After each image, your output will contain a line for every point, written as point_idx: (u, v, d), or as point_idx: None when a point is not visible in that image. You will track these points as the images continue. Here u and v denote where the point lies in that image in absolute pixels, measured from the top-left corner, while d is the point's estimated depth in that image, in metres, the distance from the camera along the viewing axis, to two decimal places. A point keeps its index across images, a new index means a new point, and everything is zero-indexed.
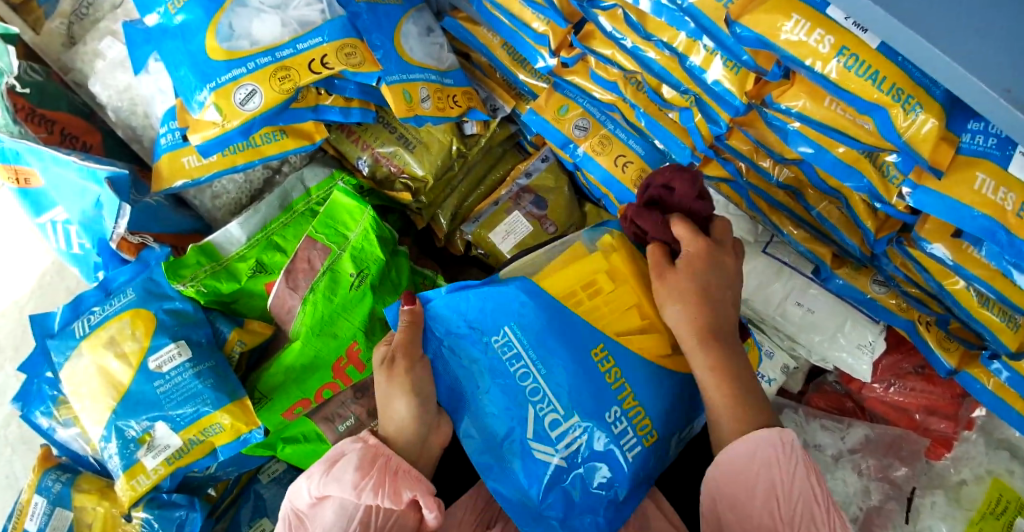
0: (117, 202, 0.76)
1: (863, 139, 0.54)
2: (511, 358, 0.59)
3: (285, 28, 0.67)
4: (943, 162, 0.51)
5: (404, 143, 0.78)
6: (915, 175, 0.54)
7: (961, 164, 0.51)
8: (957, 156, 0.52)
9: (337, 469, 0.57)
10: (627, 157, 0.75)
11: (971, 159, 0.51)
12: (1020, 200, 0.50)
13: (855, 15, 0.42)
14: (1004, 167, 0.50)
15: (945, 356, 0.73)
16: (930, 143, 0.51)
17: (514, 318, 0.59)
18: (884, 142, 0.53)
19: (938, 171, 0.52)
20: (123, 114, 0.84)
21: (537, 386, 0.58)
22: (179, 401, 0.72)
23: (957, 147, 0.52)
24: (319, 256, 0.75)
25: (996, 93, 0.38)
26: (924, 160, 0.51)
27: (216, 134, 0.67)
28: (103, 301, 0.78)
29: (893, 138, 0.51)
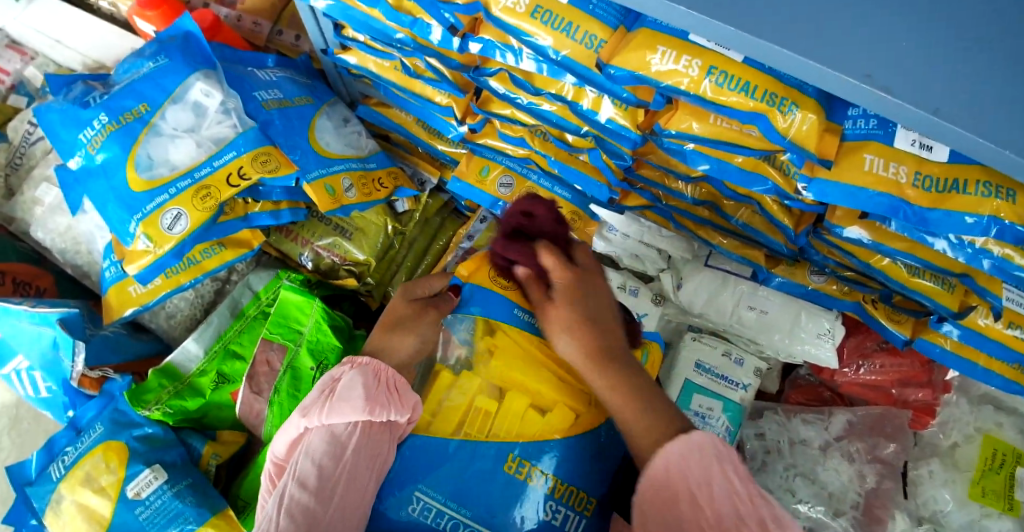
0: (71, 340, 0.78)
1: (753, 146, 0.58)
2: (435, 518, 0.57)
3: (201, 149, 0.70)
4: (830, 151, 0.55)
5: (341, 232, 0.80)
6: (808, 170, 0.57)
7: (847, 149, 0.55)
8: (844, 142, 0.55)
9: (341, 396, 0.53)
10: (555, 204, 0.78)
11: (857, 143, 0.55)
12: (910, 171, 0.54)
13: (715, 37, 0.44)
14: (889, 143, 0.54)
15: (898, 328, 0.75)
16: (813, 138, 0.54)
17: (418, 468, 0.58)
18: (772, 144, 0.57)
19: (827, 162, 0.55)
20: (68, 254, 0.86)
21: (470, 522, 0.57)
22: (163, 524, 0.72)
23: (842, 134, 0.55)
24: (277, 356, 0.75)
25: (859, 80, 0.41)
26: (813, 154, 0.54)
27: (149, 261, 0.69)
28: (74, 440, 0.79)
29: (778, 140, 0.54)
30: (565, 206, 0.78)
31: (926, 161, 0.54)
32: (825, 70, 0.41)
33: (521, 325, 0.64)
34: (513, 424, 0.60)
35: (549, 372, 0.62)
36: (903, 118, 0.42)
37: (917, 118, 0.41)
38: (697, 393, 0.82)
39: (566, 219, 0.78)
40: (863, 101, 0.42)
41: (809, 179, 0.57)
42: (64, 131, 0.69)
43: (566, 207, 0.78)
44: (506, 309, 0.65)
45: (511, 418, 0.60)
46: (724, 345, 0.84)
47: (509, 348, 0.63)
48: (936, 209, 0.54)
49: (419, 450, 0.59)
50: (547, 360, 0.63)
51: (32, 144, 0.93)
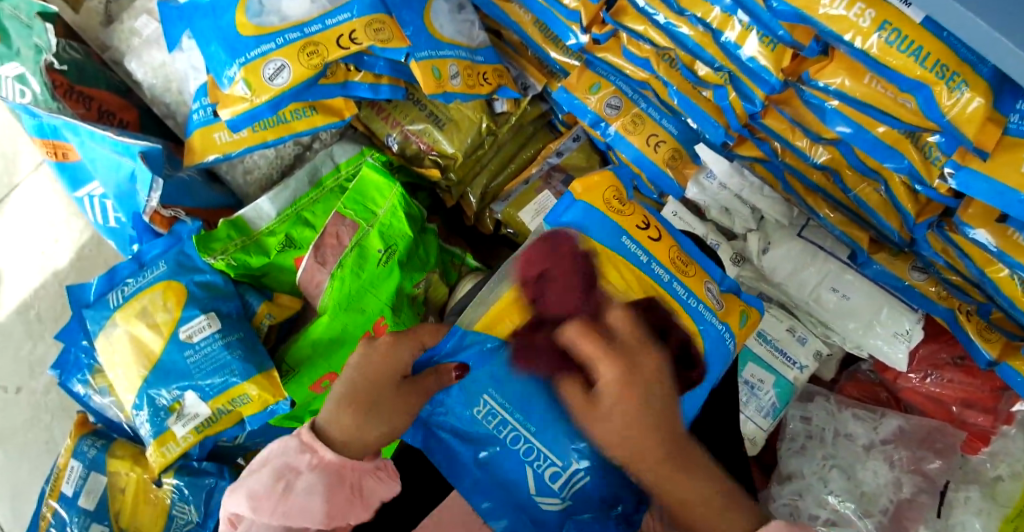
0: (150, 177, 0.78)
1: (904, 119, 0.52)
2: (498, 427, 0.53)
3: (314, 4, 0.67)
4: (989, 142, 0.49)
5: (434, 120, 0.77)
6: (959, 155, 0.52)
7: (1006, 146, 0.49)
8: (1004, 137, 0.49)
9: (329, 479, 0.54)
10: (659, 137, 0.74)
11: (1019, 141, 0.49)
12: None
13: None
14: None
15: (986, 348, 0.70)
16: (975, 124, 0.48)
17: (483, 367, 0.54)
18: (927, 122, 0.51)
19: (984, 152, 0.50)
20: (158, 91, 0.85)
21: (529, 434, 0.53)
22: (208, 371, 0.74)
23: (1004, 128, 0.49)
24: (348, 232, 0.74)
25: None
26: (969, 141, 0.49)
27: (245, 109, 0.67)
28: (136, 273, 0.80)
29: (936, 117, 0.49)
30: (668, 141, 0.74)
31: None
32: (1001, 41, 0.35)
33: (622, 252, 0.56)
34: None
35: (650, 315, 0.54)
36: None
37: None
38: (752, 362, 0.81)
39: (667, 155, 0.74)
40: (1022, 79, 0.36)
41: (958, 166, 0.52)
42: None
43: (669, 142, 0.74)
44: (613, 235, 0.57)
45: None
46: (791, 321, 0.81)
47: (604, 273, 0.54)
48: None
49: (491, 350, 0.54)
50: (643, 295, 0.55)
51: None
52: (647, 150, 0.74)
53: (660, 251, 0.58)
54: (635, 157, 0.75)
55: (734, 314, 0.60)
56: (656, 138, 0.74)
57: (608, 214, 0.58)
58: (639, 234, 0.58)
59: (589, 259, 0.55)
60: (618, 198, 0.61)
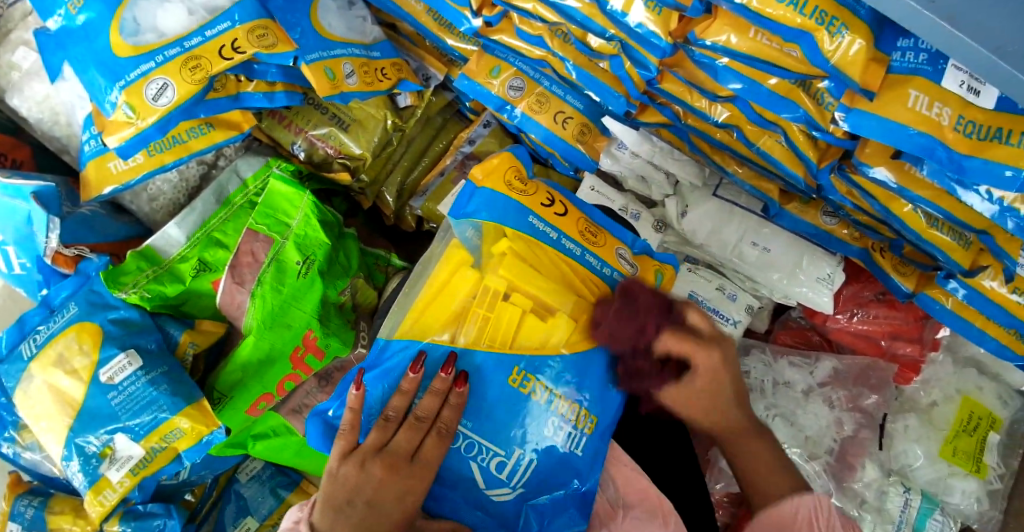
0: (47, 218, 0.74)
1: (791, 68, 0.53)
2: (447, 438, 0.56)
3: (192, 17, 0.64)
4: (875, 82, 0.51)
5: (337, 123, 0.76)
6: (847, 99, 0.53)
7: (892, 83, 0.51)
8: (889, 74, 0.51)
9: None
10: (566, 113, 0.75)
11: (902, 77, 0.50)
12: (955, 114, 0.50)
13: None
14: (936, 82, 0.50)
15: (902, 280, 0.73)
16: (859, 65, 0.50)
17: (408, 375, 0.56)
18: (814, 69, 0.52)
19: (870, 93, 0.51)
20: (46, 125, 0.81)
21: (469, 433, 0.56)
22: (135, 411, 0.70)
23: (888, 66, 0.51)
24: (262, 248, 0.72)
25: (922, 6, 0.35)
26: (855, 83, 0.50)
27: (132, 134, 0.64)
28: (48, 319, 0.76)
29: (820, 63, 0.50)
30: (576, 117, 0.75)
31: (971, 105, 0.50)
32: None
33: (533, 232, 0.60)
34: (512, 330, 0.56)
35: (568, 288, 0.59)
36: (962, 58, 0.35)
37: (979, 60, 0.35)
38: None
39: (575, 131, 0.75)
40: (921, 31, 0.36)
41: (848, 109, 0.53)
42: None
43: (577, 117, 0.75)
44: (520, 216, 0.60)
45: (511, 326, 0.56)
46: (720, 280, 0.82)
47: (521, 251, 0.58)
48: (974, 157, 0.51)
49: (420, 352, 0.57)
50: (559, 269, 0.59)
51: (9, 6, 0.84)
52: (555, 127, 0.74)
53: (568, 226, 0.63)
54: (545, 137, 0.75)
55: (650, 274, 0.65)
56: (563, 115, 0.75)
57: (510, 197, 0.61)
58: (544, 211, 0.62)
59: (504, 241, 0.58)
60: (518, 177, 0.64)
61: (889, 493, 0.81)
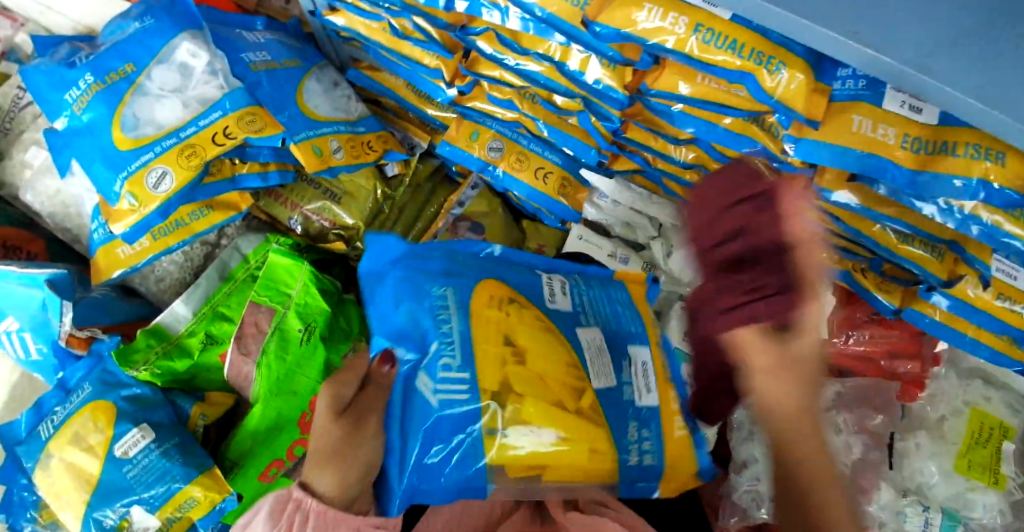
0: (60, 301, 0.78)
1: (740, 106, 0.57)
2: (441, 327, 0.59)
3: (187, 108, 0.69)
4: (818, 112, 0.54)
5: (330, 196, 0.80)
6: (796, 130, 0.56)
7: (836, 110, 0.54)
8: (832, 103, 0.54)
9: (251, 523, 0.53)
10: (546, 169, 0.78)
11: (845, 104, 0.54)
12: (899, 133, 0.53)
13: None
14: (878, 105, 0.53)
15: (886, 298, 0.75)
16: (801, 98, 0.53)
17: (424, 385, 0.56)
18: (759, 105, 0.56)
19: (815, 123, 0.54)
20: (58, 217, 0.86)
21: (450, 350, 0.58)
22: (150, 482, 0.72)
23: (830, 96, 0.54)
24: (266, 318, 0.76)
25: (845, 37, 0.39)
26: (800, 114, 0.53)
27: (135, 220, 0.69)
28: (63, 400, 0.79)
29: (764, 100, 0.53)
30: (555, 171, 0.78)
31: (914, 124, 0.53)
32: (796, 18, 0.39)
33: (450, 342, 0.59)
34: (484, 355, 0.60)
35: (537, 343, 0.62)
36: (887, 77, 0.39)
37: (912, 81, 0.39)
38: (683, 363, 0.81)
39: (556, 185, 0.78)
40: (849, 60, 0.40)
41: (797, 140, 0.56)
42: (50, 91, 0.69)
43: (557, 172, 0.78)
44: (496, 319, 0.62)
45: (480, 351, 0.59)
46: None
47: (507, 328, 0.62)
48: (924, 171, 0.53)
49: (466, 394, 0.56)
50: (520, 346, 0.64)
51: (21, 108, 0.90)
52: (536, 183, 0.78)
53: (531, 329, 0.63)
54: (529, 194, 0.78)
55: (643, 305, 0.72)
56: (544, 170, 0.78)
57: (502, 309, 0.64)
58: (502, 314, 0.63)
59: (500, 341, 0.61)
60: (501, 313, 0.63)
61: (906, 512, 0.80)
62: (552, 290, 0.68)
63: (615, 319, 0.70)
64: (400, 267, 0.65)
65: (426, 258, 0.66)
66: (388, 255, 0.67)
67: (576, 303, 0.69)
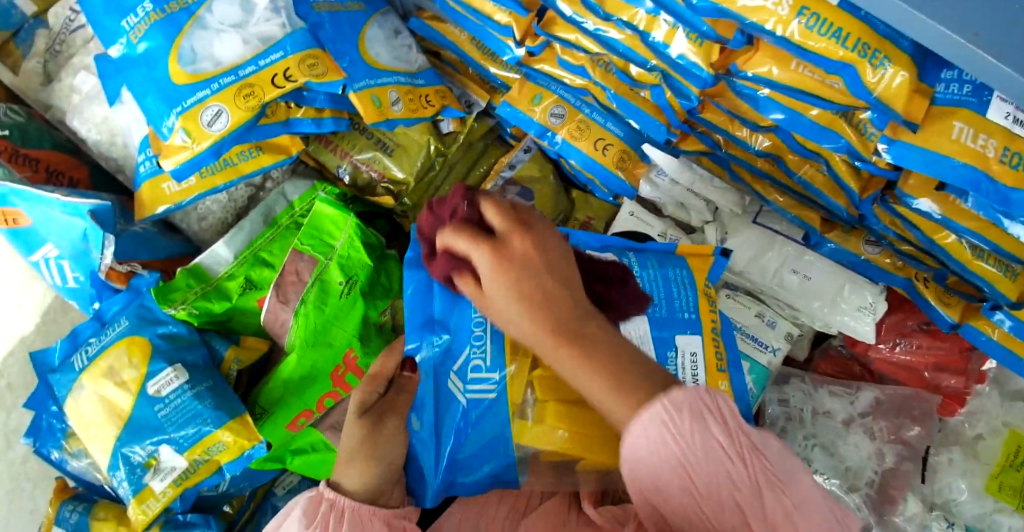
0: (102, 234, 0.77)
1: (834, 100, 0.53)
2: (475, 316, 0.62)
3: (247, 46, 0.67)
4: (918, 115, 0.50)
5: (382, 147, 0.78)
6: (890, 130, 0.52)
7: (935, 115, 0.50)
8: (933, 106, 0.50)
9: (283, 525, 0.52)
10: (606, 140, 0.75)
11: (945, 109, 0.50)
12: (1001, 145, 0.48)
13: None
14: (982, 114, 0.48)
15: (947, 311, 0.71)
16: (902, 97, 0.49)
17: (454, 385, 0.61)
18: (856, 101, 0.52)
19: (913, 124, 0.50)
20: (104, 146, 0.84)
21: (479, 351, 0.62)
22: (181, 423, 0.72)
23: (932, 98, 0.50)
24: (307, 268, 0.74)
25: (963, 38, 0.34)
26: (898, 115, 0.50)
27: (187, 157, 0.67)
28: (98, 332, 0.79)
29: (863, 95, 0.50)
30: (615, 144, 0.75)
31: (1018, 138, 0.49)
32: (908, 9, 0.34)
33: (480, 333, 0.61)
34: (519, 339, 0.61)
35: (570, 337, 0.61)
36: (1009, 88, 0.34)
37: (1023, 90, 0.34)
38: None
39: (616, 157, 0.75)
40: (962, 62, 0.35)
41: (891, 141, 0.52)
42: (106, 17, 0.66)
43: (617, 144, 0.75)
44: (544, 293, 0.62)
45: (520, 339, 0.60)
46: (758, 307, 0.80)
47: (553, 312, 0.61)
48: (1021, 190, 0.49)
49: (494, 392, 0.61)
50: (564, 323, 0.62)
51: (72, 31, 0.88)
52: (595, 154, 0.75)
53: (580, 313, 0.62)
54: (584, 162, 0.76)
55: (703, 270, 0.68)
56: (604, 141, 0.75)
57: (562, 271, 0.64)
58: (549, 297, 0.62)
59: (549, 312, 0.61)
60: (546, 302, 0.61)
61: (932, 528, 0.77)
62: None
63: (665, 302, 0.63)
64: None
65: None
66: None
67: (631, 287, 0.63)
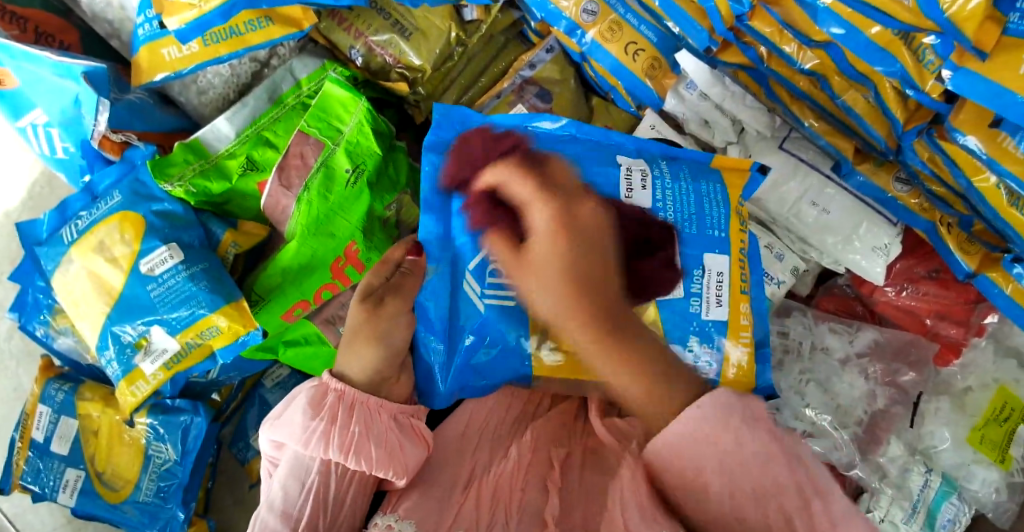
0: (96, 98, 0.72)
1: (900, 18, 0.50)
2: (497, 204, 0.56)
3: None
4: (989, 42, 0.47)
5: (400, 30, 0.73)
6: (956, 56, 0.50)
7: (1007, 46, 0.47)
8: (1003, 37, 0.47)
9: (287, 413, 0.53)
10: (638, 45, 0.71)
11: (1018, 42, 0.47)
12: None
13: None
14: None
15: (965, 259, 0.71)
16: (974, 22, 0.47)
17: (471, 290, 0.56)
18: (924, 21, 0.49)
19: (983, 54, 0.48)
20: (98, 7, 0.79)
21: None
22: (173, 304, 0.70)
23: (1003, 28, 0.47)
24: (312, 152, 0.71)
25: None
26: (966, 41, 0.47)
27: (193, 16, 0.65)
28: (89, 206, 0.75)
29: (935, 16, 0.48)
30: (648, 50, 0.71)
31: None
32: None
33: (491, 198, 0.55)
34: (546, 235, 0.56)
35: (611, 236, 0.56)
36: None
37: None
38: None
39: (646, 65, 0.71)
40: None
41: (955, 67, 0.50)
42: None
43: (648, 51, 0.71)
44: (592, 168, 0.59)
45: None
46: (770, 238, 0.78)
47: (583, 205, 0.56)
48: None
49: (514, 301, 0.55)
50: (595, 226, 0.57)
51: None
52: (625, 59, 0.71)
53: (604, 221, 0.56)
54: (612, 67, 0.72)
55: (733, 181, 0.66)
56: (635, 46, 0.71)
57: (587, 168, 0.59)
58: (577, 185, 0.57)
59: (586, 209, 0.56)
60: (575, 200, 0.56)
61: (912, 471, 0.79)
62: (630, 183, 0.59)
63: (697, 218, 0.60)
64: (470, 147, 0.59)
65: (495, 140, 0.59)
66: (457, 128, 0.61)
67: (658, 199, 0.59)
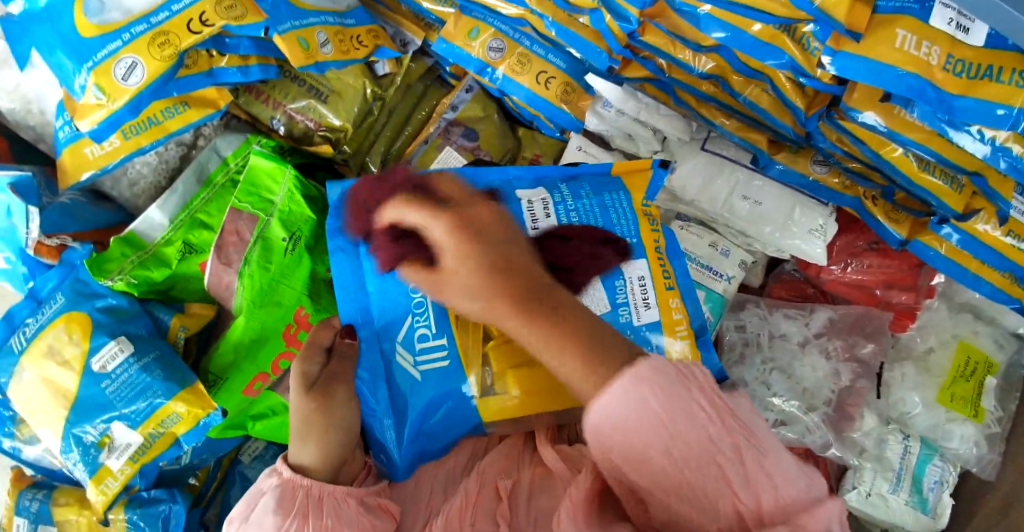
0: (24, 207, 0.73)
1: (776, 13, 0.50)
2: None
3: None
4: (861, 24, 0.49)
5: (316, 94, 0.75)
6: (833, 41, 0.50)
7: (880, 23, 0.49)
8: (875, 15, 0.49)
9: (255, 518, 0.50)
10: (548, 73, 0.74)
11: (890, 17, 0.49)
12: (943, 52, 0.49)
13: None
14: (924, 20, 0.48)
15: (896, 229, 0.73)
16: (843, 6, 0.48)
17: (403, 359, 0.59)
18: (797, 13, 0.50)
19: (857, 34, 0.49)
20: (19, 116, 0.78)
21: (424, 318, 0.60)
22: (131, 398, 0.70)
23: (874, 7, 0.49)
24: (248, 226, 0.72)
25: None
26: (841, 25, 0.48)
27: (104, 116, 0.64)
28: (36, 312, 0.74)
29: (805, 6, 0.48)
30: (558, 76, 0.74)
31: (960, 43, 0.49)
32: None
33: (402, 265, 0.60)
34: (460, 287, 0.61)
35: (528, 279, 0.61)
36: None
37: None
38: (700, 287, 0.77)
39: (559, 90, 0.74)
40: None
41: (834, 52, 0.50)
42: None
43: (560, 77, 0.74)
44: None
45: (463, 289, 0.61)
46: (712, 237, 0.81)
47: None
48: (965, 96, 0.50)
49: (447, 358, 0.60)
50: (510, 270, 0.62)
51: None
52: (537, 88, 0.74)
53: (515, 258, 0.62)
54: (528, 98, 0.74)
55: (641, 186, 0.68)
56: (545, 75, 0.73)
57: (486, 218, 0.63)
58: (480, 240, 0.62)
59: None
60: None
61: (888, 441, 0.82)
62: (534, 214, 0.61)
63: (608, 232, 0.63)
64: None
65: None
66: None
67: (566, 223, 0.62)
